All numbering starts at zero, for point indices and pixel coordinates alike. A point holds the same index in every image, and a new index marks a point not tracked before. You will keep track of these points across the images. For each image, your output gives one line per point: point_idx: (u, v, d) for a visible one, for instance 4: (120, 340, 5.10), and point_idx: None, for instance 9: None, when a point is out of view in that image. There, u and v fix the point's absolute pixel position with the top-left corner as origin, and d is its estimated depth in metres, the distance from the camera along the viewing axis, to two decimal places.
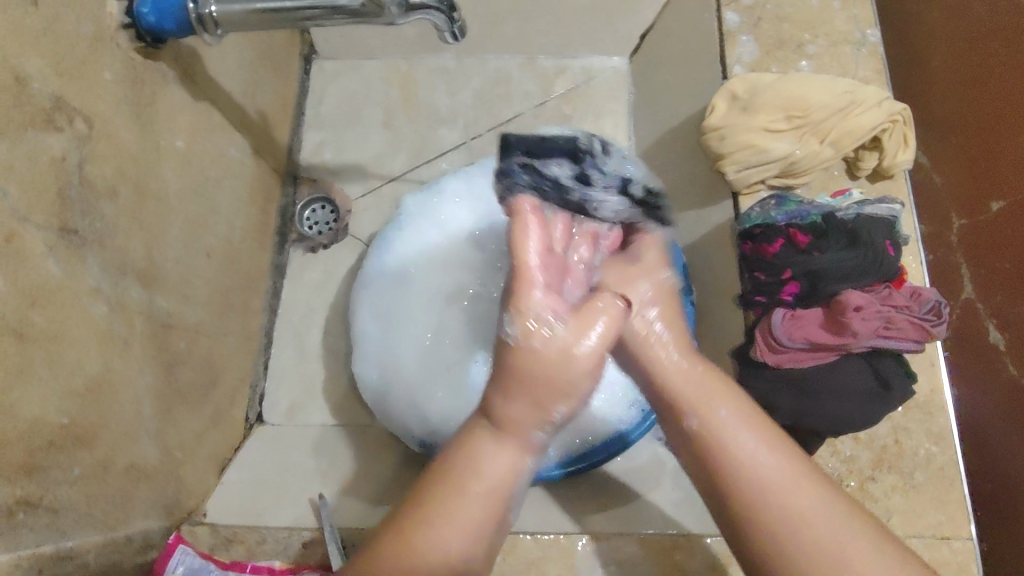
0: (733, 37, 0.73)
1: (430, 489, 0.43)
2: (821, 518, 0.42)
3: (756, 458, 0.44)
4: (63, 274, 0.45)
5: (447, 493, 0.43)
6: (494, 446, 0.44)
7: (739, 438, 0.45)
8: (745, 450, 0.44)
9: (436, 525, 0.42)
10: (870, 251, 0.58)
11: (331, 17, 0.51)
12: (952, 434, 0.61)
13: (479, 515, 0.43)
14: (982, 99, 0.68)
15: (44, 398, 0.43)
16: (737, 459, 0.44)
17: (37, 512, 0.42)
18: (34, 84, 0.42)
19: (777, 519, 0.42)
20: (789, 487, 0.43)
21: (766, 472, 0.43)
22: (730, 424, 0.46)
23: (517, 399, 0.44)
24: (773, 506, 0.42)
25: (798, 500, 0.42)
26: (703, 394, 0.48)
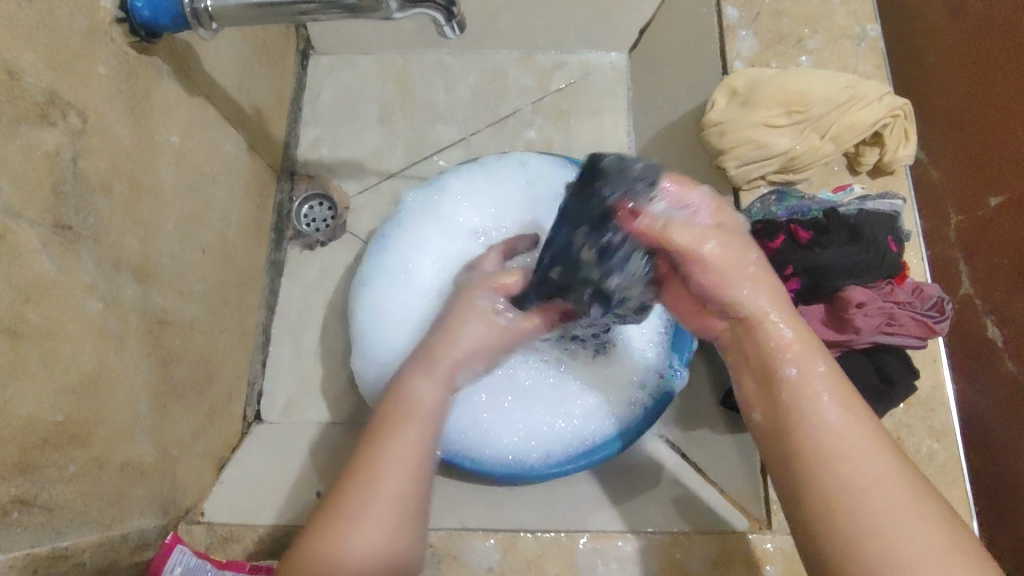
0: (731, 31, 0.73)
1: (373, 446, 0.48)
2: (891, 494, 0.40)
3: (835, 421, 0.43)
4: (56, 270, 0.44)
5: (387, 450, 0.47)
6: (425, 388, 0.51)
7: (822, 402, 0.44)
8: (824, 413, 0.43)
9: (374, 499, 0.45)
10: (873, 248, 0.57)
11: (327, 11, 0.51)
12: (953, 430, 0.61)
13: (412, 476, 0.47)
14: (980, 95, 0.68)
15: (39, 395, 0.42)
16: (815, 423, 0.43)
17: (32, 511, 0.42)
18: (26, 78, 0.42)
19: (841, 480, 0.41)
20: (862, 456, 0.42)
21: (842, 432, 0.43)
22: (824, 381, 0.45)
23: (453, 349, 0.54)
24: (846, 468, 0.41)
25: (872, 472, 0.41)
26: (800, 354, 0.46)
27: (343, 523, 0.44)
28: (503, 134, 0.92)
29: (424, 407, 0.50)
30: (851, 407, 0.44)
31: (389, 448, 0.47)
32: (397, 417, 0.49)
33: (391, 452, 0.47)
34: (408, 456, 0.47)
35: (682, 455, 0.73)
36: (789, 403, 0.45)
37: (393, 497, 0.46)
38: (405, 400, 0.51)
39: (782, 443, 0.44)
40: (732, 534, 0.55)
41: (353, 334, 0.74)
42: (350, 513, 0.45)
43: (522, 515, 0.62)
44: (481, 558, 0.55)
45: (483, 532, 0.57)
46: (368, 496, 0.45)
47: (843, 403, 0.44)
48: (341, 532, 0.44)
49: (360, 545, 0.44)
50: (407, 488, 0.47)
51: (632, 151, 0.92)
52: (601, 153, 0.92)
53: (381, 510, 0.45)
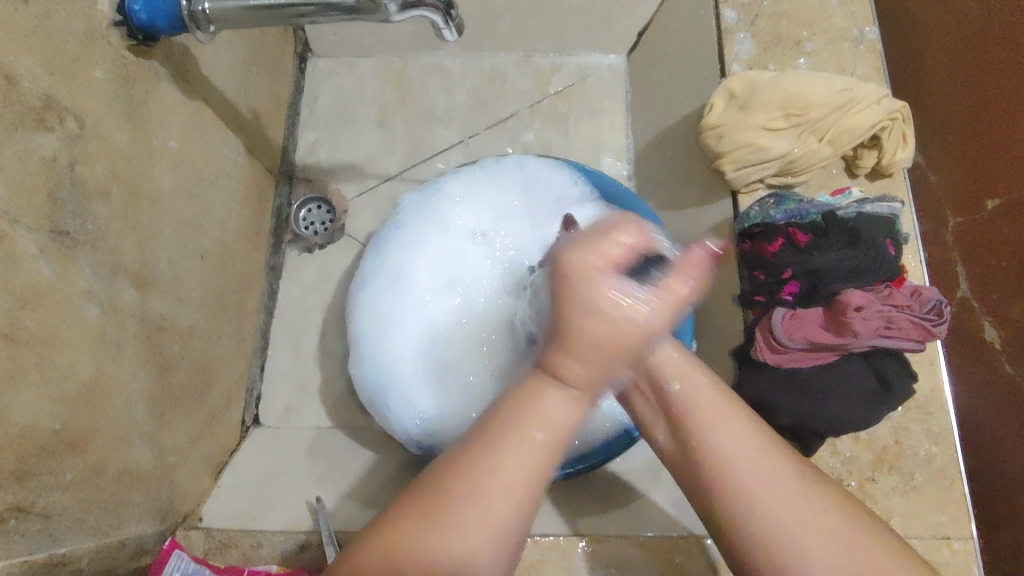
0: (730, 34, 0.73)
1: (489, 442, 0.37)
2: (809, 516, 0.37)
3: (726, 440, 0.39)
4: (54, 276, 0.44)
5: (499, 451, 0.36)
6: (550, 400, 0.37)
7: (715, 423, 0.40)
8: (707, 431, 0.40)
9: (464, 505, 0.36)
10: (872, 251, 0.57)
11: (327, 13, 0.50)
12: (952, 433, 0.61)
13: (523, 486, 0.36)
14: (977, 97, 0.68)
15: (35, 402, 0.42)
16: (708, 444, 0.40)
17: (29, 518, 0.41)
18: (23, 82, 0.41)
19: (747, 508, 0.38)
20: (774, 483, 0.38)
21: (733, 446, 0.39)
22: (704, 393, 0.41)
23: (565, 357, 0.36)
24: (732, 489, 0.38)
25: (768, 494, 0.37)
26: (674, 371, 0.42)
27: (426, 529, 0.35)
28: (501, 137, 0.92)
29: (545, 417, 0.37)
30: (745, 427, 0.40)
31: (507, 447, 0.36)
32: (518, 415, 0.37)
33: (513, 453, 0.36)
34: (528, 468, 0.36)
35: None
36: (688, 427, 0.41)
37: (496, 509, 0.36)
38: (532, 413, 0.37)
39: (683, 463, 0.41)
40: None
41: (353, 338, 0.73)
42: (418, 523, 0.36)
43: None
44: None
45: None
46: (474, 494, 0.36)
47: (721, 418, 0.40)
48: (437, 531, 0.35)
49: (449, 554, 0.35)
50: (512, 504, 0.36)
51: (631, 154, 0.92)
52: (599, 156, 0.92)
53: (490, 510, 0.35)
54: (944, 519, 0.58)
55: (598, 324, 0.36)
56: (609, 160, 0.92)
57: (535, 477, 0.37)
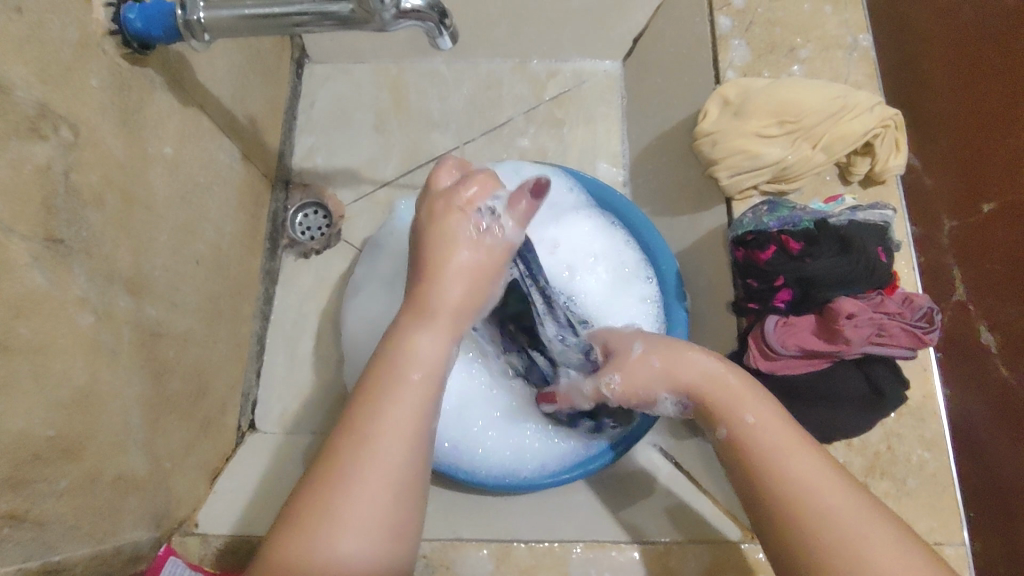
0: (724, 41, 0.73)
1: (366, 425, 0.43)
2: (845, 508, 0.42)
3: (785, 460, 0.45)
4: (48, 284, 0.44)
5: (380, 425, 0.43)
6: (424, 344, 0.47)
7: (788, 446, 0.45)
8: (781, 453, 0.45)
9: (359, 483, 0.41)
10: (863, 258, 0.57)
11: (321, 23, 0.51)
12: (945, 439, 0.61)
13: (402, 458, 0.43)
14: (972, 101, 0.69)
15: (29, 410, 0.42)
16: (782, 462, 0.45)
17: (23, 526, 0.42)
18: (17, 92, 0.42)
19: (811, 512, 0.42)
20: (831, 497, 0.43)
21: (791, 473, 0.44)
22: (755, 427, 0.47)
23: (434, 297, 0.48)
24: (792, 499, 0.43)
25: (826, 500, 0.42)
26: (730, 401, 0.49)
27: (319, 520, 0.40)
28: (498, 143, 0.93)
29: (420, 361, 0.46)
30: (808, 451, 0.45)
31: (387, 400, 0.44)
32: (385, 379, 0.45)
33: (405, 395, 0.44)
34: (414, 410, 0.44)
35: (675, 463, 0.73)
36: (764, 450, 0.46)
37: (385, 481, 0.42)
38: (404, 359, 0.46)
39: (749, 491, 0.46)
40: (726, 544, 0.55)
41: (347, 343, 0.74)
42: (319, 502, 0.41)
43: (516, 524, 0.62)
44: (475, 568, 0.56)
45: (477, 542, 0.57)
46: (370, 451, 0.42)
47: (789, 447, 0.45)
48: (335, 527, 0.40)
49: (341, 547, 0.40)
50: (406, 444, 0.43)
51: (626, 160, 0.92)
52: (595, 162, 0.93)
53: (380, 482, 0.41)
54: (936, 525, 0.58)
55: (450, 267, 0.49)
56: (604, 166, 0.92)
57: (415, 443, 0.43)
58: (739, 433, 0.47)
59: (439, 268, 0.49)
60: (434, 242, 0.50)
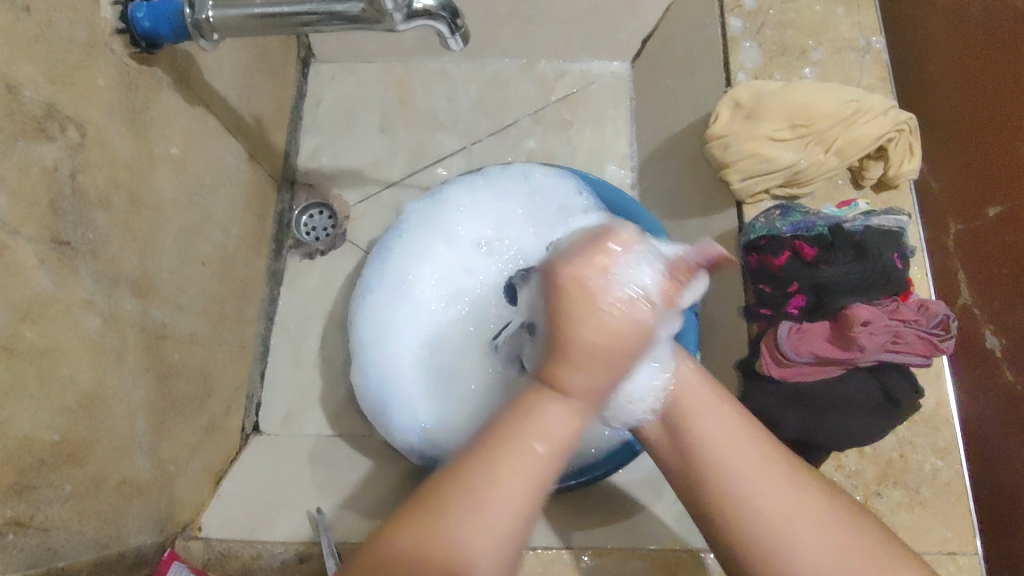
0: (736, 43, 0.73)
1: (486, 457, 0.38)
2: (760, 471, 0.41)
3: (705, 424, 0.45)
4: (54, 287, 0.43)
5: (491, 461, 0.38)
6: (555, 411, 0.39)
7: (699, 414, 0.46)
8: (696, 415, 0.46)
9: (478, 500, 0.37)
10: (879, 265, 0.57)
11: (330, 22, 0.50)
12: (958, 447, 0.61)
13: (518, 501, 0.38)
14: (981, 103, 0.67)
15: (35, 414, 0.41)
16: (696, 429, 0.45)
17: (27, 533, 0.41)
18: (25, 92, 0.41)
19: (719, 477, 0.42)
20: (740, 451, 0.43)
21: (709, 438, 0.44)
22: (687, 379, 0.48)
23: (570, 370, 0.38)
24: (706, 465, 0.43)
25: (738, 464, 0.42)
26: None
27: (437, 523, 0.37)
28: (505, 144, 0.92)
29: (548, 429, 0.38)
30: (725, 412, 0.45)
31: (502, 456, 0.38)
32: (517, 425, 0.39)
33: (511, 470, 0.38)
34: (526, 488, 0.38)
35: None
36: (676, 415, 0.46)
37: (503, 511, 0.38)
38: (530, 417, 0.39)
39: (673, 453, 0.46)
40: None
41: (354, 349, 0.73)
42: (422, 515, 0.37)
43: None
44: None
45: None
46: (485, 503, 0.37)
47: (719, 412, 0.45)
48: (442, 530, 0.37)
49: (462, 547, 0.36)
50: (520, 518, 0.38)
51: (634, 162, 0.92)
52: (603, 164, 0.92)
53: (502, 504, 0.38)
54: (949, 535, 0.58)
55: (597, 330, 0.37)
56: (612, 167, 0.92)
57: (531, 495, 0.38)
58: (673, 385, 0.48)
59: (574, 331, 0.37)
60: (554, 282, 0.39)
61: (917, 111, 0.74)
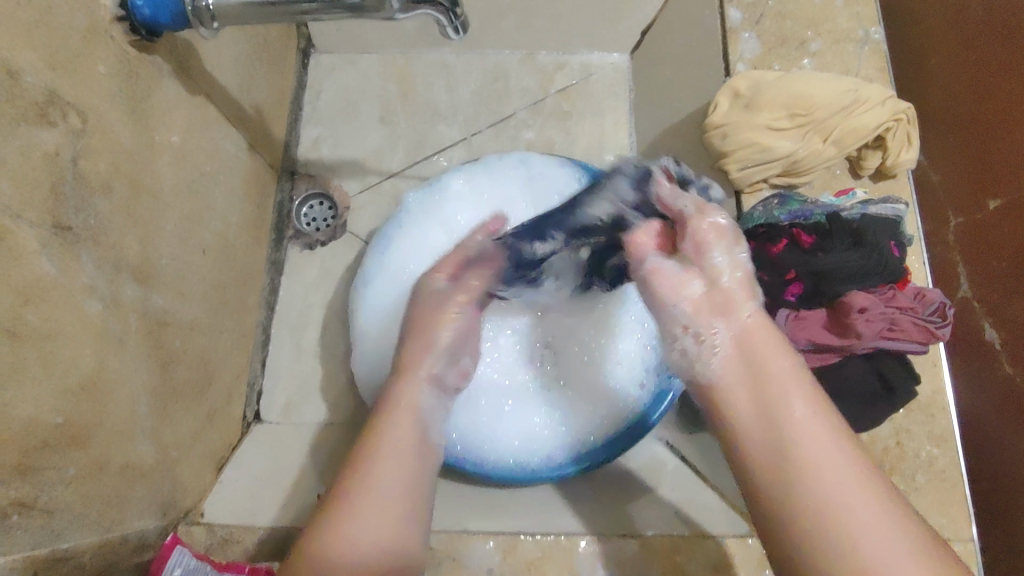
0: (735, 33, 0.73)
1: (371, 446, 0.49)
2: (862, 501, 0.38)
3: (808, 433, 0.41)
4: (56, 271, 0.44)
5: (376, 449, 0.49)
6: (412, 392, 0.54)
7: (793, 404, 0.42)
8: (793, 423, 0.41)
9: (353, 505, 0.45)
10: (875, 252, 0.57)
11: (329, 10, 0.50)
12: (954, 435, 0.61)
13: (400, 477, 0.48)
14: (980, 96, 0.68)
15: (38, 397, 0.42)
16: (810, 464, 0.40)
17: (31, 514, 0.41)
18: (26, 77, 0.41)
19: (807, 473, 0.39)
20: (834, 463, 0.40)
21: (803, 440, 0.41)
22: (799, 395, 0.42)
23: (434, 336, 0.57)
24: (802, 463, 0.40)
25: (835, 472, 0.39)
26: (777, 372, 0.43)
27: (330, 528, 0.44)
28: (504, 135, 0.92)
29: (403, 429, 0.51)
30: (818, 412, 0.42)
31: (398, 424, 0.51)
32: (391, 403, 0.53)
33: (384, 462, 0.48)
34: (398, 480, 0.48)
35: (682, 459, 0.72)
36: (767, 408, 0.42)
37: (384, 501, 0.46)
38: (404, 405, 0.53)
39: (761, 449, 0.42)
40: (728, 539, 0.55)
41: (357, 338, 0.74)
42: (342, 510, 0.45)
43: (520, 517, 0.62)
44: (482, 561, 0.55)
45: (483, 535, 0.57)
46: (366, 487, 0.46)
47: (821, 421, 0.41)
48: (336, 529, 0.44)
49: (352, 542, 0.44)
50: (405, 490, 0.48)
51: (634, 153, 0.92)
52: (602, 154, 0.92)
53: (375, 505, 0.46)
54: (945, 521, 0.58)
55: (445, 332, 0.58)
56: (612, 158, 0.92)
57: (411, 468, 0.49)
58: (772, 388, 0.43)
59: (432, 334, 0.57)
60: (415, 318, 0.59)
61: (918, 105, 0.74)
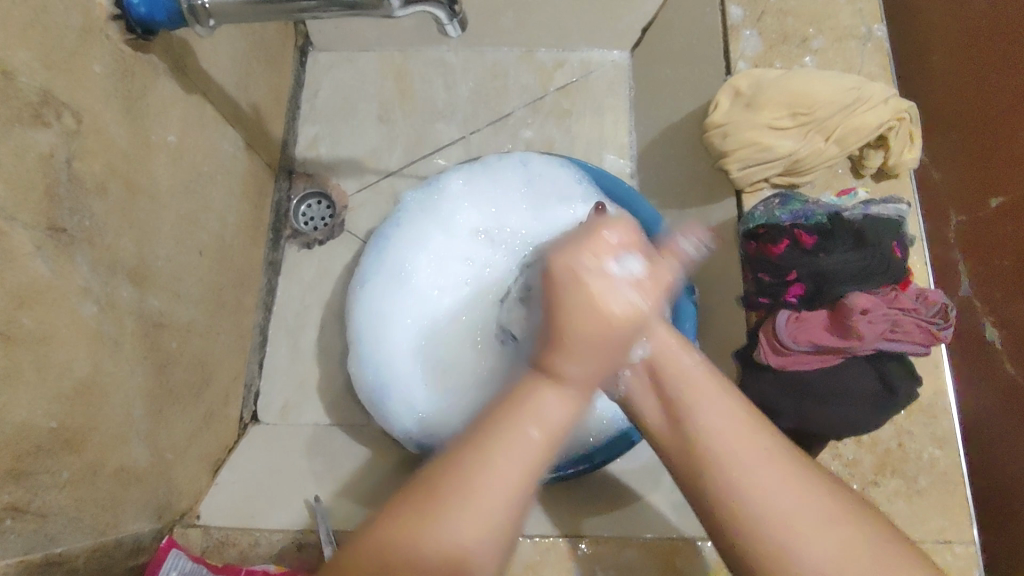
0: (736, 31, 0.72)
1: (484, 444, 0.39)
2: (770, 490, 0.39)
3: (715, 431, 0.42)
4: (51, 273, 0.43)
5: (495, 454, 0.38)
6: (550, 397, 0.40)
7: (697, 403, 0.44)
8: (698, 421, 0.43)
9: (461, 493, 0.37)
10: (878, 253, 0.56)
11: (327, 9, 0.49)
12: (955, 437, 0.61)
13: (511, 492, 0.38)
14: (980, 93, 0.67)
15: (32, 402, 0.42)
16: (726, 459, 0.41)
17: (25, 518, 0.41)
18: (20, 77, 0.41)
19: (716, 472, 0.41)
20: (745, 458, 0.40)
21: (710, 439, 0.42)
22: (703, 396, 0.44)
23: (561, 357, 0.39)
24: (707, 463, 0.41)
25: (744, 463, 0.40)
26: (683, 381, 0.45)
27: (413, 521, 0.37)
28: (503, 133, 0.92)
29: (538, 416, 0.39)
30: (726, 399, 0.43)
31: (511, 434, 0.39)
32: (514, 414, 0.39)
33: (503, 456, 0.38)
34: (519, 476, 0.38)
35: None
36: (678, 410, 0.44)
37: (487, 499, 0.37)
38: (526, 409, 0.39)
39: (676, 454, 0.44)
40: None
41: (353, 338, 0.73)
42: (427, 507, 0.37)
43: None
44: None
45: None
46: (478, 481, 0.38)
47: (724, 416, 0.42)
48: (426, 526, 0.37)
49: (440, 540, 0.36)
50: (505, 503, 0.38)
51: (633, 151, 0.91)
52: (602, 153, 0.91)
53: (488, 502, 0.37)
54: (946, 524, 0.58)
55: (590, 312, 0.39)
56: (611, 157, 0.91)
57: (526, 481, 0.39)
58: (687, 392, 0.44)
59: (567, 323, 0.39)
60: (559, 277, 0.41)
61: (926, 106, 0.73)
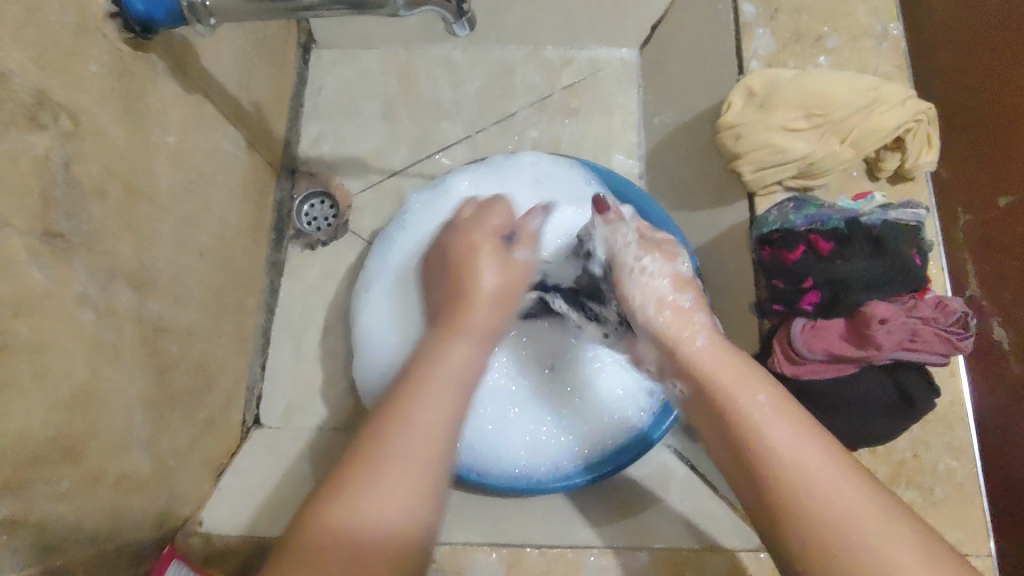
0: (748, 29, 0.70)
1: (391, 414, 0.42)
2: (835, 491, 0.38)
3: (785, 441, 0.40)
4: (48, 280, 0.42)
5: (395, 426, 0.41)
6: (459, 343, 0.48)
7: (765, 419, 0.42)
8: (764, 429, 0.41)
9: (380, 464, 0.40)
10: (896, 261, 0.55)
11: (332, 7, 0.48)
12: (972, 446, 0.59)
13: (421, 448, 0.41)
14: (998, 91, 0.66)
15: (29, 413, 0.40)
16: (763, 430, 0.41)
17: (22, 534, 0.40)
18: (14, 78, 0.39)
19: (795, 490, 0.39)
20: (815, 467, 0.39)
21: (775, 449, 0.40)
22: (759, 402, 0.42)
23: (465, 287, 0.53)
24: (778, 475, 0.40)
25: (801, 455, 0.40)
26: (737, 383, 0.44)
27: (331, 502, 0.38)
28: (510, 133, 0.90)
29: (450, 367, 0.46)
30: (791, 418, 0.41)
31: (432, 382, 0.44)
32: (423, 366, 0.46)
33: (419, 413, 0.42)
34: (428, 440, 0.41)
35: (690, 467, 0.71)
36: (743, 431, 0.42)
37: (407, 468, 0.40)
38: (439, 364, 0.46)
39: (743, 477, 0.42)
40: (740, 552, 0.54)
41: (358, 341, 0.72)
42: (340, 492, 0.39)
43: (528, 528, 0.60)
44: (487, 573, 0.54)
45: (489, 546, 0.56)
46: (382, 467, 0.39)
47: (788, 426, 0.41)
48: (347, 502, 0.38)
49: (361, 516, 0.38)
50: (433, 452, 0.41)
51: (642, 152, 0.90)
52: (610, 153, 0.90)
53: (403, 467, 0.40)
54: (963, 536, 0.57)
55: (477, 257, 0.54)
56: (620, 157, 0.90)
57: (433, 445, 0.41)
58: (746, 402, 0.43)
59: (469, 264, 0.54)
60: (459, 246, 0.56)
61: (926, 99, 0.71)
